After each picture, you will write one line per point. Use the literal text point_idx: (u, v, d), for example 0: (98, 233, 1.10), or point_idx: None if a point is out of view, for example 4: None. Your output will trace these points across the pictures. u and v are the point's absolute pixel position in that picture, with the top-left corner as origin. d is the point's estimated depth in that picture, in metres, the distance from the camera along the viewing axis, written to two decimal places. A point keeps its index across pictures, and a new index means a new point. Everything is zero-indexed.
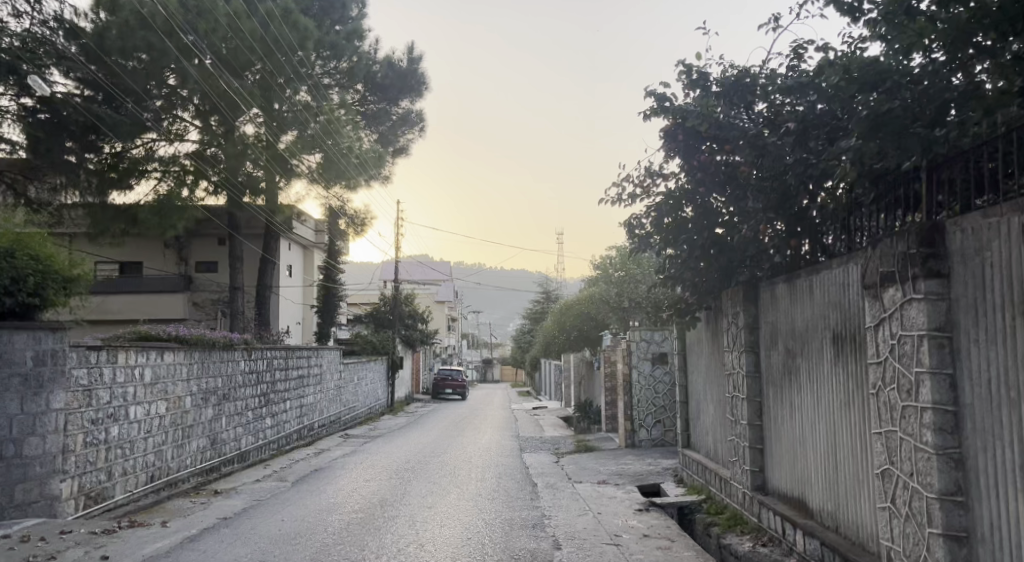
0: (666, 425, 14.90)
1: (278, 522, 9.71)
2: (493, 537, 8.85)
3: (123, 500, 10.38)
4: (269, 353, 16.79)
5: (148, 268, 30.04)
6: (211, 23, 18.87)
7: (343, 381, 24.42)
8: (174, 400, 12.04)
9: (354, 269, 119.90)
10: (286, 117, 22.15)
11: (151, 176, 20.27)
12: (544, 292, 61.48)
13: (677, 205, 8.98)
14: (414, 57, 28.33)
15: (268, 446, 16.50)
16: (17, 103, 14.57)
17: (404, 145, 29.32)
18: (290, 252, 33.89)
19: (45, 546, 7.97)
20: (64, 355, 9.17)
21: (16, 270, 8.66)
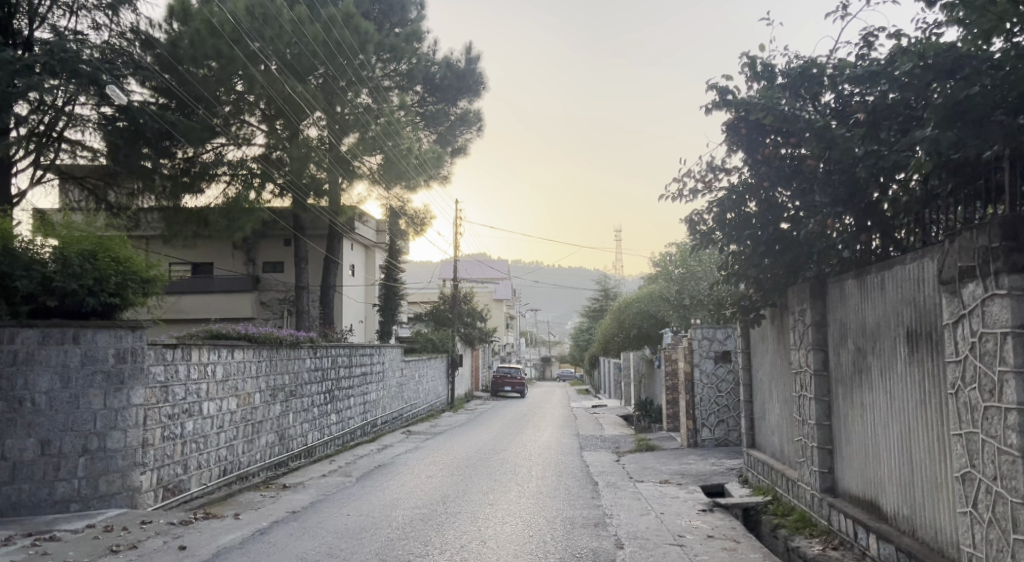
0: (730, 424, 14.65)
1: (344, 517, 9.84)
2: (555, 535, 8.81)
3: (197, 493, 10.65)
4: (334, 350, 17.05)
5: (218, 268, 30.81)
6: (276, 30, 19.52)
7: (404, 378, 24.66)
8: (244, 397, 12.31)
9: (414, 267, 121.57)
10: (348, 119, 22.30)
11: (220, 179, 21.26)
12: (603, 289, 61.02)
13: (740, 200, 8.81)
14: (472, 57, 28.45)
15: (332, 441, 16.78)
16: (97, 111, 15.83)
17: (462, 144, 29.45)
18: (352, 252, 34.40)
19: (126, 536, 8.26)
20: (143, 353, 9.40)
21: (98, 271, 9.04)
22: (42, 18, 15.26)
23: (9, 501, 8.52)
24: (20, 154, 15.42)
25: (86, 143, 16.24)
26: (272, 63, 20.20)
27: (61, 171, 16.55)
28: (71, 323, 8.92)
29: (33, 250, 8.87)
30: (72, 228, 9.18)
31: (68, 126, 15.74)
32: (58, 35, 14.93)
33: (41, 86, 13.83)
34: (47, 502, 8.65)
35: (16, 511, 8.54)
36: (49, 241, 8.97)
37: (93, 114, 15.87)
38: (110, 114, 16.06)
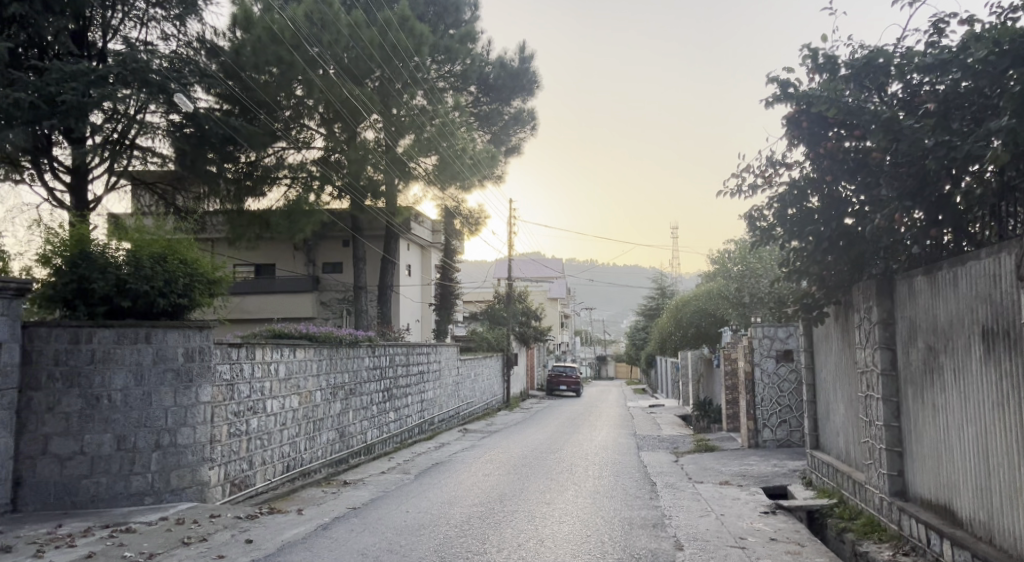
0: (793, 425, 14.38)
1: (403, 513, 9.92)
2: (613, 536, 8.75)
3: (262, 488, 10.86)
4: (391, 349, 17.22)
5: (279, 269, 31.38)
6: (334, 35, 19.94)
7: (460, 376, 24.79)
8: (305, 395, 12.50)
9: (469, 267, 122.09)
10: (404, 121, 22.44)
11: (281, 183, 21.64)
12: (659, 287, 60.34)
13: (802, 194, 8.60)
14: (525, 56, 28.43)
15: (391, 439, 16.95)
16: (166, 119, 17.23)
17: (516, 144, 29.46)
18: (409, 252, 34.72)
19: (197, 529, 8.46)
20: (210, 352, 9.61)
21: (168, 274, 9.26)
22: (115, 31, 16.99)
23: (87, 494, 8.81)
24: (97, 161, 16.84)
25: (157, 150, 17.53)
26: (330, 67, 20.56)
27: (134, 177, 18.26)
28: (144, 323, 9.19)
29: (108, 252, 9.15)
30: (144, 232, 9.48)
31: (140, 133, 17.00)
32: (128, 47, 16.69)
33: (113, 96, 15.24)
34: (123, 495, 8.93)
35: (93, 504, 8.82)
36: (123, 244, 9.27)
37: (162, 122, 17.26)
38: (178, 122, 17.45)
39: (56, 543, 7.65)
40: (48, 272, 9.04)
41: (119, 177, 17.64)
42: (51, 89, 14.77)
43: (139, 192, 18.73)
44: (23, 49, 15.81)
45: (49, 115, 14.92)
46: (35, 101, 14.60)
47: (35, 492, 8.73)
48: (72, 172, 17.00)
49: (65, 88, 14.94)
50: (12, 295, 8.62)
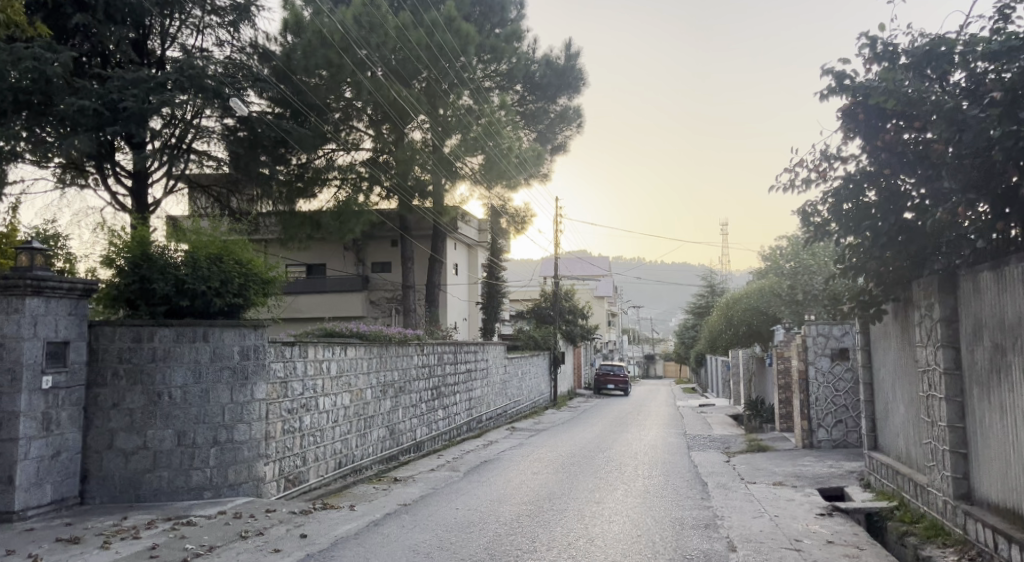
0: (849, 425, 14.06)
1: (453, 511, 9.91)
2: (664, 535, 8.65)
3: (315, 484, 10.98)
4: (439, 347, 17.27)
5: (329, 269, 31.74)
6: (382, 37, 19.95)
7: (508, 375, 24.80)
8: (357, 392, 12.60)
9: (516, 266, 122.27)
10: (451, 121, 22.26)
11: (332, 183, 21.92)
12: (709, 285, 59.52)
13: (858, 188, 8.33)
14: (572, 53, 28.25)
15: (440, 437, 17.03)
16: (221, 123, 17.75)
17: (562, 142, 29.32)
18: (456, 251, 34.84)
19: (254, 523, 8.58)
20: (265, 350, 9.71)
21: (223, 274, 9.37)
22: (173, 39, 17.87)
23: (150, 488, 9.01)
24: (156, 165, 17.43)
25: (212, 153, 18.19)
26: (378, 69, 20.82)
27: (191, 181, 18.84)
28: (201, 323, 9.30)
29: (167, 254, 9.36)
30: (201, 233, 9.64)
31: (196, 137, 17.66)
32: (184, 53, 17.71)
33: (172, 101, 15.76)
34: (184, 489, 9.11)
35: (156, 497, 9.02)
36: (180, 246, 9.47)
37: (217, 126, 17.89)
38: (232, 126, 17.96)
39: (121, 535, 7.81)
40: (111, 273, 9.29)
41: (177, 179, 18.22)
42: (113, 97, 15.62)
43: (196, 195, 19.22)
44: (88, 59, 17.17)
45: (111, 122, 15.77)
46: (99, 109, 15.49)
47: (102, 485, 8.96)
48: (133, 176, 17.96)
49: (126, 95, 15.78)
50: (79, 295, 8.85)
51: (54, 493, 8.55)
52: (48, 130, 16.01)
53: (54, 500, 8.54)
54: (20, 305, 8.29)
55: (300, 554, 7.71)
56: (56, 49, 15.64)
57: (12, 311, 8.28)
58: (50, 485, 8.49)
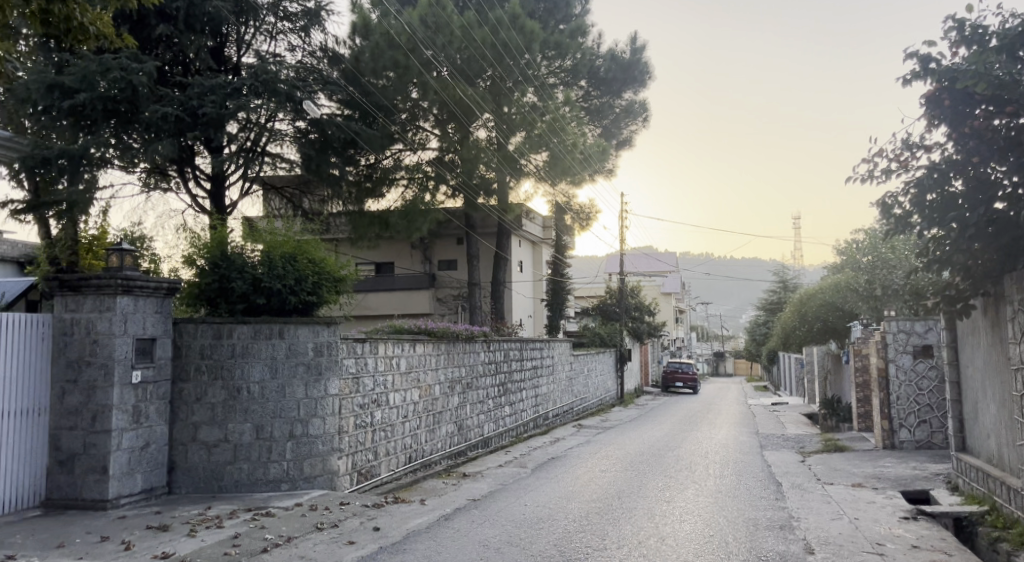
0: (934, 425, 13.52)
1: (521, 507, 9.87)
2: (737, 536, 8.44)
3: (386, 478, 11.09)
4: (506, 344, 17.24)
5: (398, 267, 31.95)
6: (449, 36, 20.48)
7: (574, 372, 24.67)
8: (425, 388, 12.65)
9: (582, 262, 121.93)
10: (515, 119, 22.24)
11: (399, 183, 22.11)
12: (781, 281, 58.19)
13: (944, 179, 8.00)
14: (637, 47, 27.89)
15: (507, 433, 17.02)
16: (293, 126, 18.28)
17: (627, 136, 28.94)
18: (520, 249, 34.82)
19: (329, 515, 8.68)
20: (337, 346, 9.86)
21: (298, 273, 9.49)
22: (247, 44, 18.47)
23: (231, 480, 9.18)
24: (232, 168, 18.07)
25: (285, 156, 18.70)
26: (444, 69, 21.07)
27: (266, 183, 19.77)
28: (277, 320, 9.47)
29: (245, 254, 9.54)
30: (276, 233, 9.77)
31: (270, 140, 18.23)
32: (258, 57, 18.23)
33: (247, 105, 16.69)
34: (263, 481, 9.28)
35: (237, 489, 9.19)
36: (258, 246, 9.64)
37: (290, 129, 18.36)
38: (304, 129, 18.38)
39: (206, 524, 7.98)
40: (192, 273, 9.48)
41: (253, 182, 19.02)
42: (192, 103, 16.65)
43: (270, 197, 20.04)
44: (170, 68, 18.13)
45: (191, 127, 16.94)
46: (180, 114, 16.59)
47: (187, 476, 9.16)
48: (211, 179, 18.61)
49: (205, 100, 16.74)
50: (164, 294, 9.07)
51: (144, 482, 8.78)
52: (135, 136, 16.95)
53: (144, 489, 8.77)
54: (112, 302, 8.55)
55: (375, 546, 7.76)
56: (142, 59, 16.81)
57: (104, 309, 8.54)
58: (140, 475, 8.72)
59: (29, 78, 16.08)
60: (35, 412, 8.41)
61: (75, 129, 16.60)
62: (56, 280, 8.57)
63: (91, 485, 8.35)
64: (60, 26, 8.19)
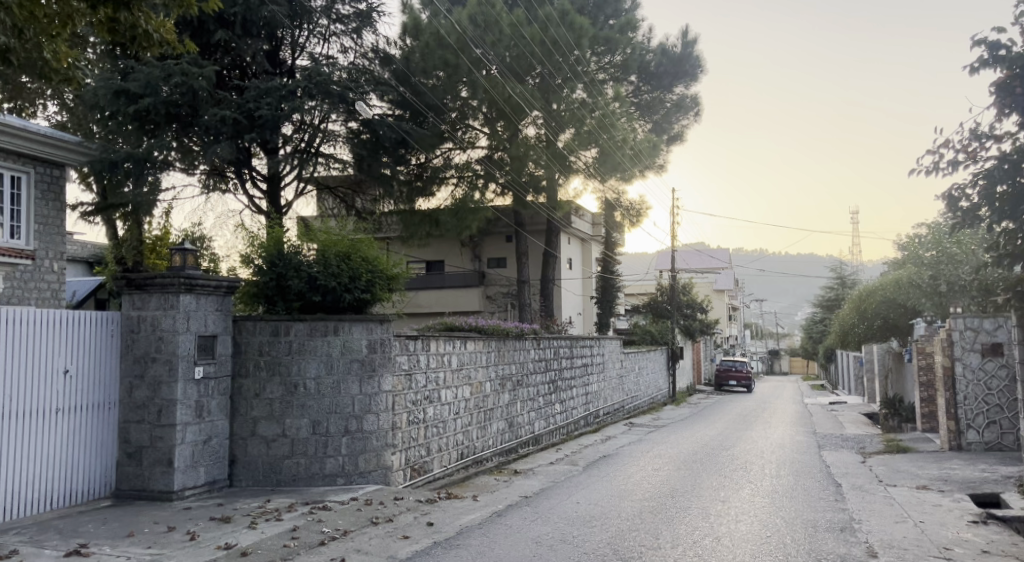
0: (1004, 426, 13.08)
1: (574, 504, 9.79)
2: (796, 537, 8.25)
3: (439, 474, 11.13)
4: (556, 341, 17.17)
5: (448, 265, 32.03)
6: (496, 35, 20.49)
7: (625, 370, 24.48)
8: (476, 385, 12.64)
9: (632, 259, 121.26)
10: (564, 116, 21.97)
11: (449, 182, 22.24)
12: (839, 277, 56.98)
13: (1016, 169, 7.79)
14: (688, 40, 27.54)
15: (558, 431, 16.96)
16: (346, 126, 18.60)
17: (679, 131, 28.53)
18: (570, 246, 34.68)
19: (383, 510, 8.72)
20: (390, 343, 9.92)
21: (352, 270, 9.54)
22: (302, 47, 18.98)
23: (290, 473, 9.29)
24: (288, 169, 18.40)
25: (338, 156, 18.92)
26: (493, 67, 21.07)
27: (319, 183, 20.34)
28: (333, 317, 9.51)
29: (301, 252, 9.63)
30: (331, 233, 9.83)
31: (324, 141, 18.46)
32: (313, 60, 18.50)
33: (301, 107, 17.00)
34: (319, 476, 9.36)
35: (294, 483, 9.29)
36: (313, 246, 9.66)
37: (342, 130, 18.69)
38: (356, 129, 18.75)
39: (265, 517, 8.07)
40: (250, 272, 9.62)
41: (307, 183, 19.47)
42: (249, 106, 16.91)
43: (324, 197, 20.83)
44: (228, 71, 18.67)
45: (249, 129, 17.22)
46: (238, 118, 16.89)
47: (247, 470, 9.29)
48: (267, 180, 18.94)
49: (261, 103, 16.99)
50: (224, 292, 9.21)
51: (207, 475, 8.93)
52: (195, 139, 17.51)
53: (207, 482, 8.92)
54: (175, 301, 8.69)
55: (429, 541, 7.76)
56: (202, 64, 17.16)
57: (168, 307, 8.69)
58: (203, 468, 8.86)
59: (95, 84, 16.58)
60: (105, 406, 8.61)
61: (140, 133, 17.27)
62: (123, 279, 8.75)
63: (157, 477, 8.50)
64: (125, 34, 8.32)
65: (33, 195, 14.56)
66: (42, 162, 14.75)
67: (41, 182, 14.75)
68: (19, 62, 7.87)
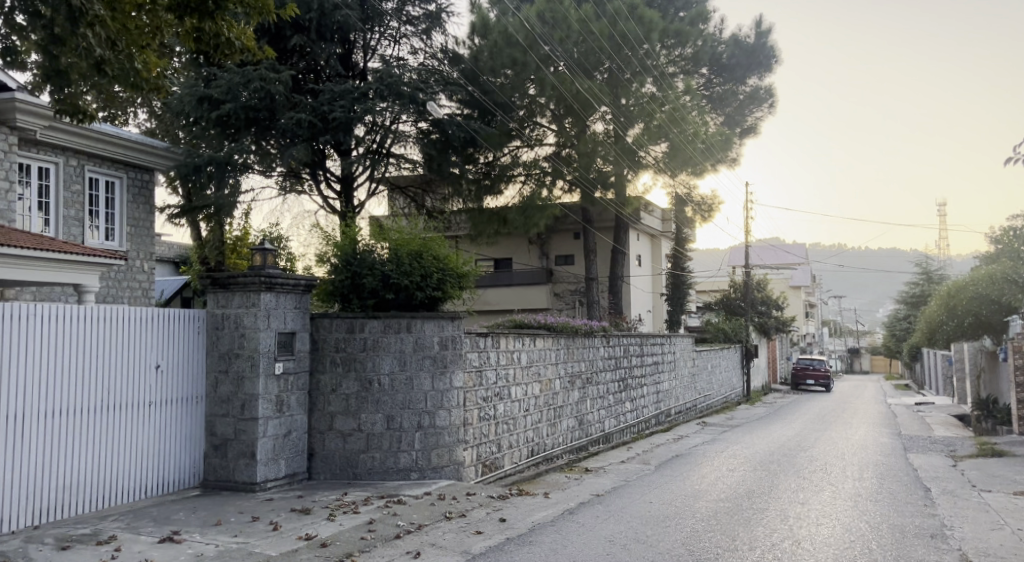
0: None
1: (647, 504, 9.78)
2: (881, 542, 8.08)
3: (510, 471, 11.24)
4: (625, 339, 17.10)
5: (516, 263, 32.16)
6: (564, 31, 20.52)
7: (697, 368, 24.20)
8: (546, 383, 12.70)
9: (704, 256, 119.70)
10: (633, 111, 21.66)
11: (516, 179, 22.20)
12: (925, 272, 55.13)
13: None
14: (762, 31, 27.10)
15: (629, 429, 16.90)
16: (416, 127, 18.96)
17: (752, 124, 28.00)
18: (639, 242, 34.45)
19: (456, 505, 8.87)
20: (461, 340, 10.07)
21: (423, 269, 9.71)
22: (374, 50, 19.43)
23: (366, 467, 9.52)
24: (360, 170, 18.77)
25: (409, 156, 19.25)
26: (561, 64, 20.98)
27: (389, 183, 20.71)
28: (405, 314, 9.70)
29: (375, 251, 9.84)
30: (402, 232, 10.00)
31: (395, 142, 18.79)
32: (385, 61, 18.80)
33: (373, 109, 17.34)
34: (394, 470, 9.57)
35: (370, 476, 9.51)
36: (385, 244, 9.88)
37: (412, 130, 19.01)
38: (426, 129, 19.01)
39: (343, 509, 8.29)
40: (326, 270, 9.88)
41: (378, 182, 20.09)
42: (324, 109, 17.31)
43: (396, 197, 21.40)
44: (303, 75, 19.10)
45: (323, 131, 17.62)
46: (313, 121, 17.27)
47: (325, 463, 9.54)
48: (340, 181, 19.37)
49: (335, 106, 17.39)
50: (303, 290, 9.48)
51: (288, 468, 9.22)
52: (273, 143, 17.95)
53: (287, 474, 9.21)
54: (256, 299, 8.99)
55: (502, 536, 7.87)
56: (280, 69, 17.67)
57: (250, 305, 9.00)
58: (284, 461, 9.16)
59: (181, 92, 17.35)
60: (193, 400, 8.97)
61: (222, 137, 17.78)
62: (208, 277, 9.09)
63: (242, 469, 8.83)
64: (209, 42, 8.69)
65: (125, 198, 15.26)
66: (133, 167, 15.46)
67: (132, 186, 15.45)
68: (116, 74, 8.09)
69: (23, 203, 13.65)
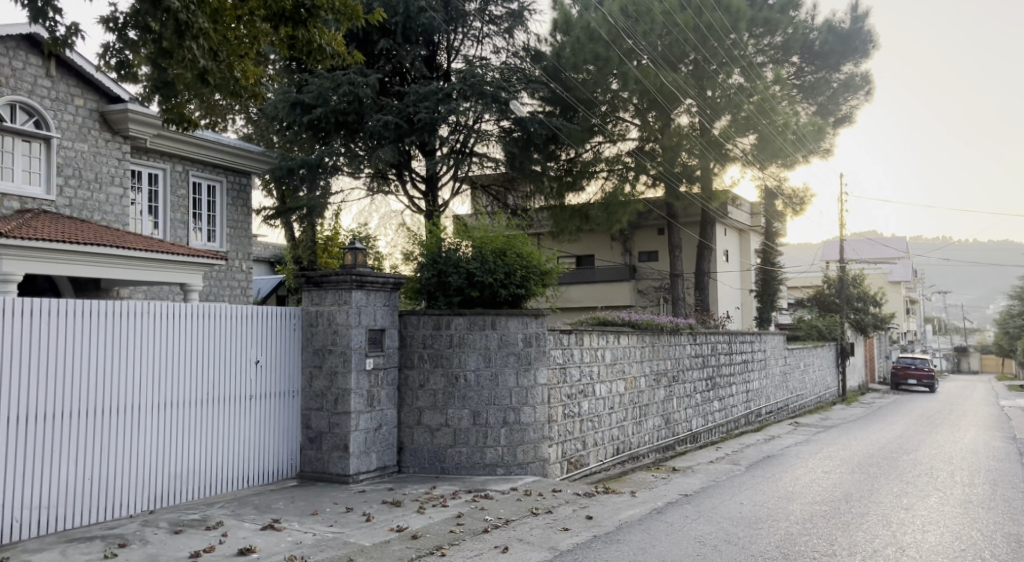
0: None
1: (740, 505, 9.67)
2: (995, 551, 7.79)
3: (596, 468, 11.30)
4: (713, 337, 16.89)
5: (599, 260, 32.26)
6: (647, 24, 20.26)
7: (789, 367, 23.69)
8: (631, 380, 12.70)
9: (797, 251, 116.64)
10: (720, 102, 21.09)
11: (598, 176, 22.15)
12: None
13: None
14: (858, 16, 26.23)
15: (717, 428, 16.70)
16: (498, 125, 19.15)
17: (847, 113, 27.18)
18: (727, 237, 33.90)
19: (542, 501, 8.96)
20: (545, 337, 10.14)
21: (506, 267, 9.85)
22: (457, 50, 19.71)
23: (453, 462, 9.71)
24: (444, 170, 19.05)
25: (492, 155, 19.45)
26: (645, 57, 20.92)
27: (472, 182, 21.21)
28: (490, 312, 9.85)
29: (459, 250, 10.01)
30: (486, 229, 10.14)
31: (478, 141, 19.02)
32: (467, 63, 18.95)
33: (458, 109, 17.58)
34: (480, 465, 9.73)
35: (457, 471, 9.70)
36: (468, 242, 10.04)
37: (495, 129, 19.21)
38: (508, 127, 19.20)
39: (432, 502, 8.50)
40: (413, 268, 10.17)
41: (461, 182, 20.65)
42: (410, 110, 17.71)
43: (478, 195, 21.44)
44: (389, 78, 19.55)
45: (408, 132, 18.02)
46: (399, 122, 17.69)
47: (414, 456, 9.78)
48: (425, 180, 19.77)
49: (420, 107, 17.74)
50: (391, 288, 9.74)
51: (379, 461, 9.49)
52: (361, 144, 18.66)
53: (379, 467, 9.49)
54: (348, 296, 9.27)
55: (588, 534, 7.92)
56: (367, 72, 18.13)
57: (342, 302, 9.29)
58: (375, 454, 9.43)
59: (276, 97, 18.03)
60: (290, 394, 9.34)
61: (313, 141, 18.55)
62: (304, 276, 9.44)
63: (335, 461, 9.14)
64: (303, 49, 9.03)
65: (225, 201, 15.91)
66: (233, 172, 16.15)
67: (232, 190, 16.10)
68: (218, 83, 8.50)
69: (135, 207, 14.48)
